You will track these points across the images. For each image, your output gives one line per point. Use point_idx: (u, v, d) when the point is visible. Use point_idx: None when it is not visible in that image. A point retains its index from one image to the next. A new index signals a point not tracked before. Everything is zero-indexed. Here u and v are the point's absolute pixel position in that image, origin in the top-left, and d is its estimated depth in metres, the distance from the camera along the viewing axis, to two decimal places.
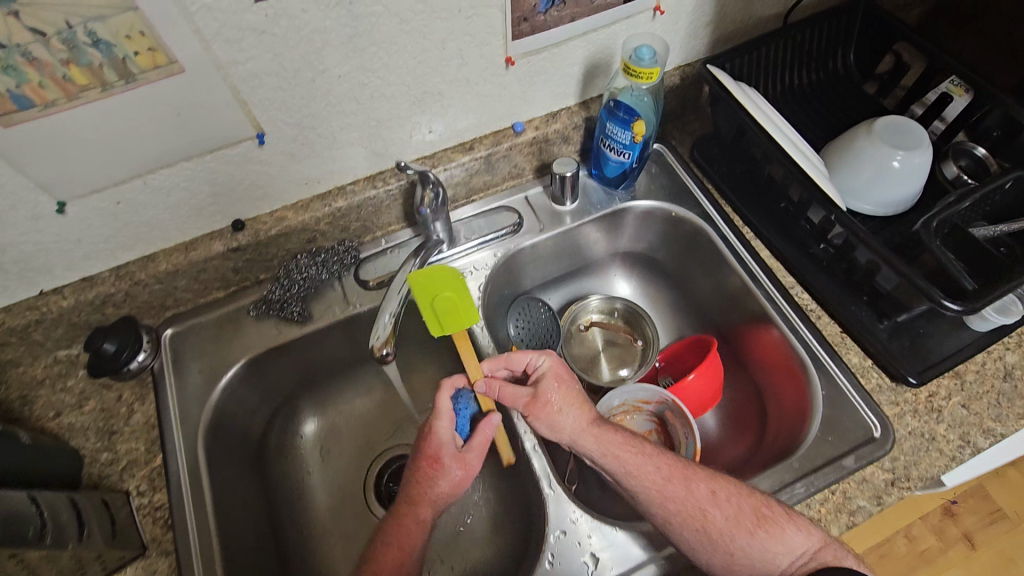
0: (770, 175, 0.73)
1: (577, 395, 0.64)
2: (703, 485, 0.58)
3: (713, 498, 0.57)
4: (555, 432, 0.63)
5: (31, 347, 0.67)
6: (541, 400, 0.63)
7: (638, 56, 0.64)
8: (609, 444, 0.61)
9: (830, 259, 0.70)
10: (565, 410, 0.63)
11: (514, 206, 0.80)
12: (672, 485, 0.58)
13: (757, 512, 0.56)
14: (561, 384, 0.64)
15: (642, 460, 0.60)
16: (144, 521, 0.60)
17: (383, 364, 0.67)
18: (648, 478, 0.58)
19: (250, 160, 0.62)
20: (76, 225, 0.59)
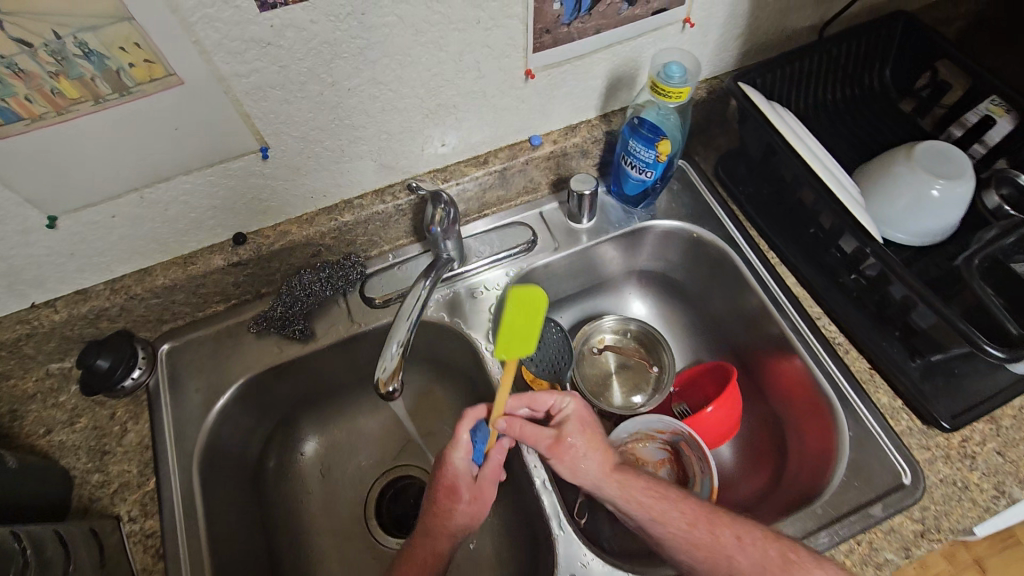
0: (799, 199, 0.69)
1: (600, 438, 0.62)
2: (727, 530, 0.56)
3: (736, 544, 0.55)
4: (577, 476, 0.60)
5: (22, 360, 0.64)
6: (566, 443, 0.60)
7: (667, 73, 0.60)
8: (631, 489, 0.59)
9: (860, 290, 0.67)
10: (589, 454, 0.60)
11: (528, 222, 0.76)
12: (695, 530, 0.56)
13: (782, 559, 0.53)
14: (584, 426, 0.62)
15: (665, 502, 0.58)
16: (134, 548, 0.58)
17: (387, 400, 0.55)
18: (672, 522, 0.57)
19: (253, 174, 0.58)
20: (69, 239, 0.56)
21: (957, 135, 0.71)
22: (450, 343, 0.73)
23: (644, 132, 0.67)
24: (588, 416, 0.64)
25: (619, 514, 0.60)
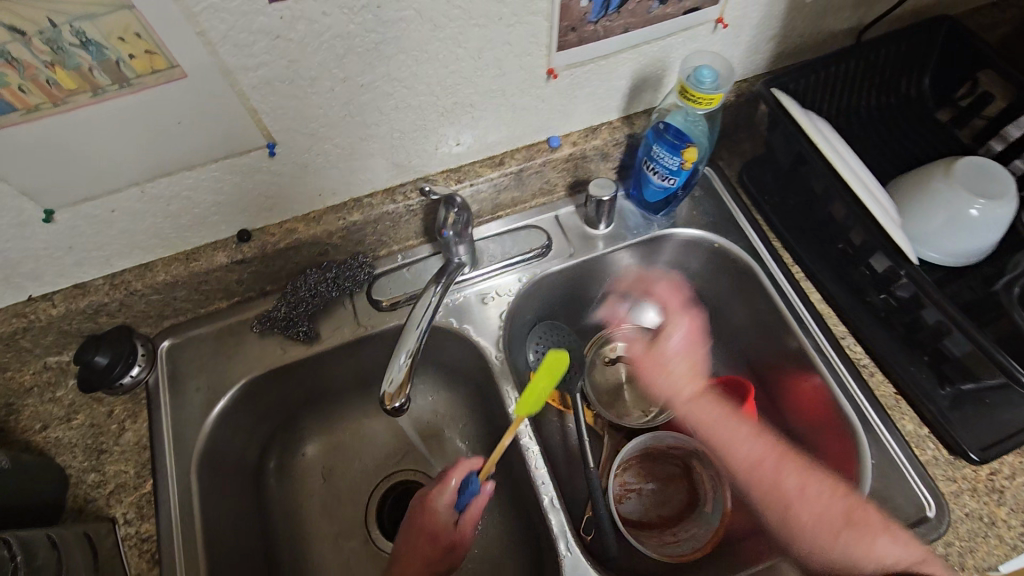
0: (829, 213, 0.66)
1: (690, 366, 0.73)
2: (799, 482, 0.60)
3: (799, 488, 0.60)
4: (654, 387, 0.73)
5: (19, 353, 0.62)
6: (660, 350, 0.74)
7: (698, 78, 0.59)
8: (702, 411, 0.68)
9: (889, 310, 0.63)
10: (678, 372, 0.73)
11: (543, 226, 0.74)
12: (758, 460, 0.63)
13: (850, 516, 0.56)
14: (683, 347, 0.74)
15: (739, 432, 0.65)
16: (129, 553, 0.56)
17: (394, 417, 0.53)
18: (745, 445, 0.64)
19: (259, 170, 0.56)
20: (66, 233, 0.54)
21: (998, 149, 0.68)
22: (458, 349, 0.71)
23: (669, 137, 0.64)
24: (697, 338, 0.75)
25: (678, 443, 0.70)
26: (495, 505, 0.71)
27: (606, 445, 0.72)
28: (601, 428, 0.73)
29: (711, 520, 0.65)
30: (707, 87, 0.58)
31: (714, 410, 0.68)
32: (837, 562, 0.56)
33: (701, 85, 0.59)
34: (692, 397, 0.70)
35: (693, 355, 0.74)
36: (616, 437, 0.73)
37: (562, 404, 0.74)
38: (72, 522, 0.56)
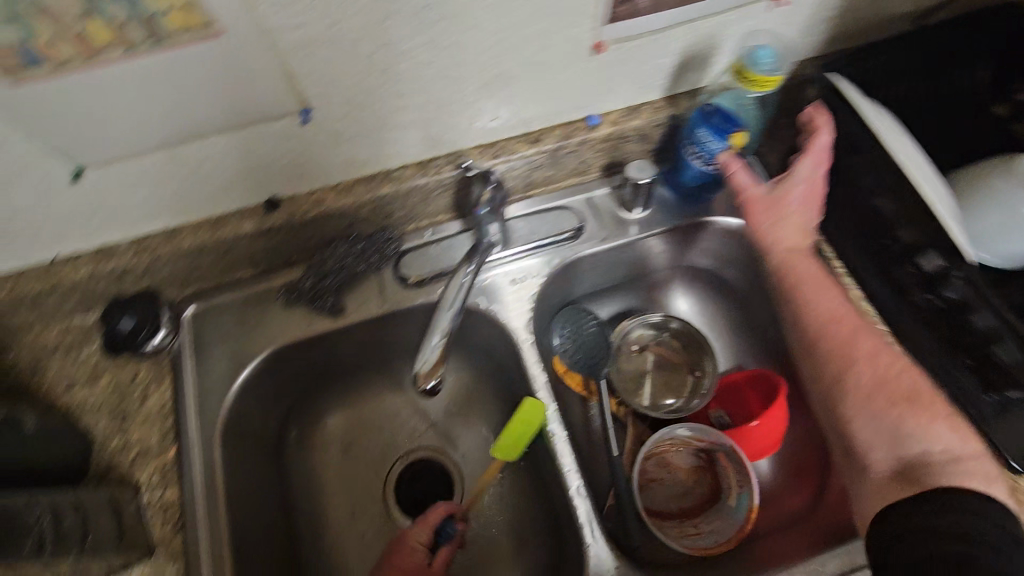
0: (877, 207, 0.63)
1: (807, 220, 0.66)
2: (872, 346, 0.60)
3: (879, 356, 0.60)
4: (766, 233, 0.66)
5: (43, 313, 0.61)
6: (783, 191, 0.65)
7: (756, 59, 0.58)
8: (795, 266, 0.65)
9: (934, 312, 0.60)
10: (790, 220, 0.66)
11: (575, 207, 0.71)
12: (845, 317, 0.62)
13: (917, 393, 0.57)
14: (806, 202, 0.65)
15: (831, 291, 0.64)
16: (154, 518, 0.56)
17: (428, 394, 0.61)
18: (830, 297, 0.64)
19: (291, 137, 0.54)
20: (94, 195, 0.53)
21: None
22: (484, 330, 0.69)
23: (721, 125, 0.62)
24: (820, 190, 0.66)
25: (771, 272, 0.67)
26: (517, 488, 0.70)
27: (629, 433, 0.71)
28: (626, 416, 0.72)
29: (734, 515, 0.64)
30: (765, 67, 0.58)
31: (808, 268, 0.65)
32: (886, 437, 0.57)
33: (758, 65, 0.58)
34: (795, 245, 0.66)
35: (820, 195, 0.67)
36: (639, 425, 0.72)
37: (585, 390, 0.72)
38: (96, 485, 0.56)
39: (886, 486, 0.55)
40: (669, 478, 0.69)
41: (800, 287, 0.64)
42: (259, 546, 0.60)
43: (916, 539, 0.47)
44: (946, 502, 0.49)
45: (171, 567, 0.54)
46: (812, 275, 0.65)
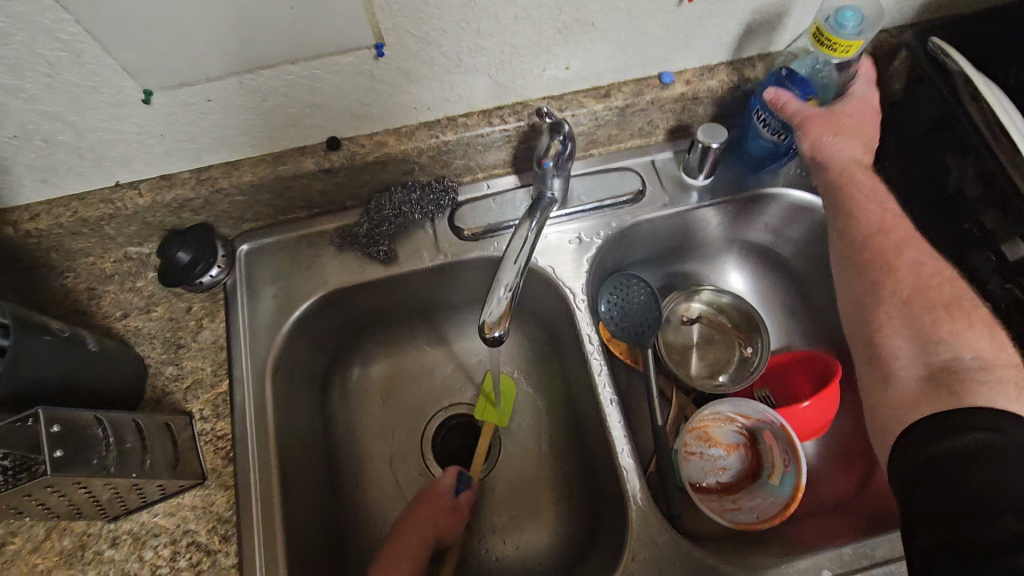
0: (960, 188, 0.60)
1: (867, 133, 0.59)
2: (918, 252, 0.55)
3: (925, 260, 0.54)
4: (824, 150, 0.59)
5: (102, 240, 0.62)
6: (843, 109, 0.59)
7: (839, 21, 0.52)
8: (851, 178, 0.58)
9: (1011, 302, 0.58)
10: (851, 134, 0.59)
11: (637, 169, 0.69)
12: (893, 225, 0.56)
13: (959, 299, 0.52)
14: (866, 117, 0.59)
15: (886, 202, 0.58)
16: (205, 448, 0.57)
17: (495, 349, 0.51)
18: (879, 203, 0.57)
19: (361, 73, 0.52)
20: (161, 120, 0.52)
21: None
22: (535, 289, 0.69)
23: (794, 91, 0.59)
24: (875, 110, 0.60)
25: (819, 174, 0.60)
26: (556, 449, 0.70)
27: (672, 405, 0.71)
28: (670, 390, 0.72)
29: (779, 492, 0.63)
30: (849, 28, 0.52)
31: (866, 183, 0.58)
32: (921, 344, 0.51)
33: (843, 28, 0.52)
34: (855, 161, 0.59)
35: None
36: (682, 397, 0.71)
37: (630, 359, 0.72)
38: (152, 411, 0.57)
39: (911, 395, 0.49)
40: (709, 453, 0.68)
41: (849, 189, 0.58)
42: (303, 483, 0.61)
43: (933, 472, 0.42)
44: (964, 424, 0.43)
45: (220, 496, 0.56)
46: (866, 184, 0.58)
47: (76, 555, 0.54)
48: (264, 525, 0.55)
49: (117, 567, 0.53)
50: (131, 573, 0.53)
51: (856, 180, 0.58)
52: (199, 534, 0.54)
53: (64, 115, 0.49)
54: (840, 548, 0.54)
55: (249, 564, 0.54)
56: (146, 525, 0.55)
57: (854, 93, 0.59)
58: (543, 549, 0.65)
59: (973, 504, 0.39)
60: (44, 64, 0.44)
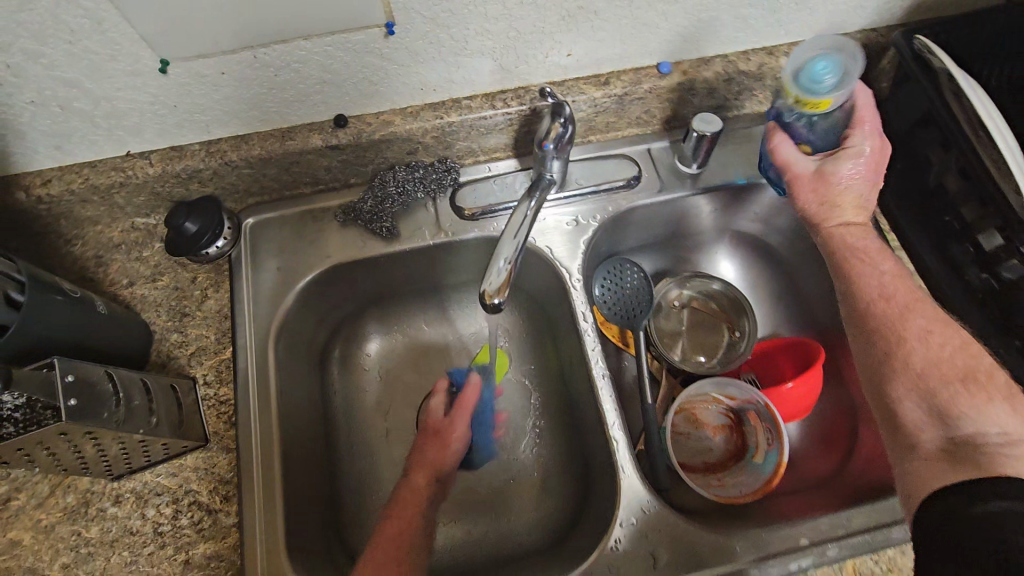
0: (941, 181, 0.63)
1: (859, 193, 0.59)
2: (936, 323, 0.54)
3: (936, 333, 0.53)
4: (809, 210, 0.60)
5: (111, 209, 0.64)
6: (833, 168, 0.59)
7: (814, 77, 0.53)
8: (847, 242, 0.59)
9: (987, 292, 0.61)
10: (840, 194, 0.59)
11: (633, 156, 0.72)
12: (906, 292, 0.56)
13: (975, 371, 0.51)
14: (860, 173, 0.58)
15: (894, 263, 0.58)
16: (208, 412, 0.59)
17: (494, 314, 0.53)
18: (880, 262, 0.58)
19: (370, 51, 0.54)
20: (175, 91, 0.53)
21: None
22: (531, 269, 0.71)
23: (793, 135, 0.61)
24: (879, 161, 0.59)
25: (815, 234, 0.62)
26: (547, 427, 0.72)
27: (661, 387, 0.73)
28: (660, 373, 0.74)
29: (761, 469, 0.66)
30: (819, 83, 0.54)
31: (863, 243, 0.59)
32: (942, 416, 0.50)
33: (818, 87, 0.54)
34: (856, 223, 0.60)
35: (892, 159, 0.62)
36: (671, 379, 0.74)
37: (621, 342, 0.74)
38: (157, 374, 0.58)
39: (930, 463, 0.49)
40: (695, 433, 0.71)
41: (855, 255, 0.58)
42: (302, 450, 0.63)
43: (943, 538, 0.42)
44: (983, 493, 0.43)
45: (222, 458, 0.58)
46: (867, 248, 0.59)
47: (78, 512, 0.55)
48: (264, 488, 0.57)
49: (119, 524, 0.55)
50: (133, 530, 0.55)
51: (859, 244, 0.59)
52: (200, 494, 0.56)
53: (81, 81, 0.50)
54: (818, 520, 0.56)
55: (248, 523, 0.55)
56: (148, 484, 0.56)
57: (849, 145, 0.58)
58: (532, 522, 0.67)
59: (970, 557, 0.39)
60: (66, 31, 0.46)
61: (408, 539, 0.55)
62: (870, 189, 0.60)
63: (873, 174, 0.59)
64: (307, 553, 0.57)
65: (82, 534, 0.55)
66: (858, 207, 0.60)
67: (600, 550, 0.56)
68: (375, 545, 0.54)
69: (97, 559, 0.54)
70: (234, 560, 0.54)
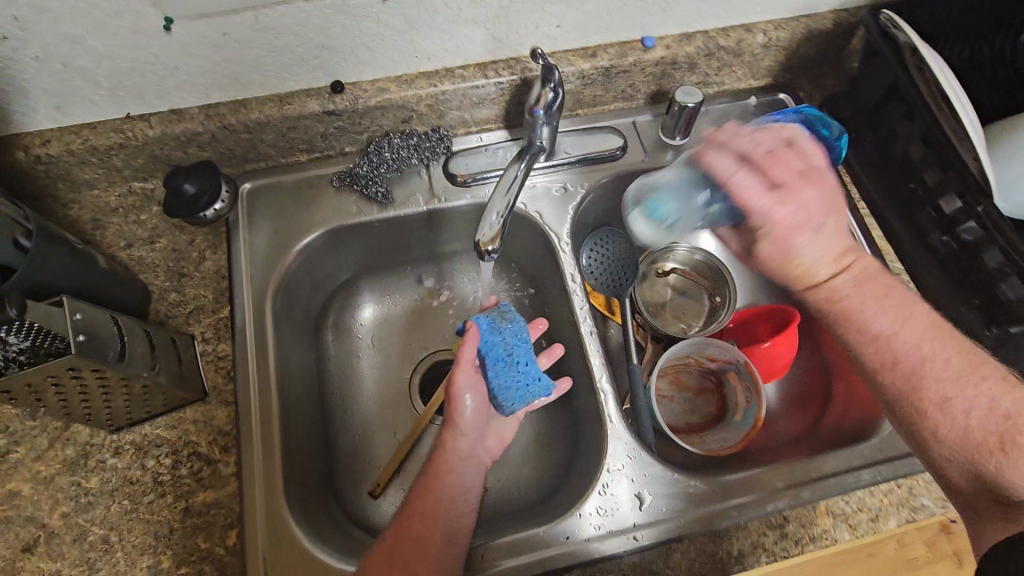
0: (906, 151, 0.67)
1: (804, 257, 0.62)
2: (959, 384, 0.54)
3: (960, 396, 0.53)
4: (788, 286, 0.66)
5: (109, 172, 0.64)
6: (761, 252, 0.64)
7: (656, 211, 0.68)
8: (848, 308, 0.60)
9: (949, 254, 0.65)
10: (791, 266, 0.63)
11: (619, 128, 0.75)
12: (923, 355, 0.56)
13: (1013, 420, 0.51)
14: (784, 242, 0.62)
15: (904, 302, 0.59)
16: (207, 366, 0.61)
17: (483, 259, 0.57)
18: (882, 322, 0.58)
19: (369, 16, 0.56)
20: (178, 51, 0.55)
21: None
22: (521, 235, 0.74)
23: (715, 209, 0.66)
24: (793, 222, 0.61)
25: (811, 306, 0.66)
26: None
27: (645, 352, 0.76)
28: (644, 340, 0.77)
29: (741, 425, 0.69)
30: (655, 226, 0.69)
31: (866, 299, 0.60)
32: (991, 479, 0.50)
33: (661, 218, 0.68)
34: (835, 270, 0.62)
35: (819, 187, 0.62)
36: (655, 345, 0.77)
37: (608, 310, 0.76)
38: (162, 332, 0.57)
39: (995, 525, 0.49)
40: (678, 397, 0.74)
41: (858, 321, 0.59)
42: (297, 407, 0.65)
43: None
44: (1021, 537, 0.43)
45: (221, 411, 0.59)
46: (865, 312, 0.59)
47: (78, 463, 0.57)
48: (263, 439, 0.59)
49: (119, 475, 0.56)
50: (133, 479, 0.56)
51: (863, 304, 0.60)
52: (199, 445, 0.58)
53: (84, 38, 0.51)
54: (793, 466, 0.59)
55: (248, 472, 0.57)
56: (148, 436, 0.58)
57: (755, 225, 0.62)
58: (522, 480, 0.69)
59: None
60: None
61: (440, 496, 0.55)
62: (823, 238, 0.62)
63: (796, 233, 0.61)
64: (304, 504, 0.59)
65: (82, 485, 0.56)
66: (821, 262, 0.62)
67: (590, 493, 0.59)
68: (402, 518, 0.54)
69: (98, 508, 0.55)
70: (233, 508, 0.56)
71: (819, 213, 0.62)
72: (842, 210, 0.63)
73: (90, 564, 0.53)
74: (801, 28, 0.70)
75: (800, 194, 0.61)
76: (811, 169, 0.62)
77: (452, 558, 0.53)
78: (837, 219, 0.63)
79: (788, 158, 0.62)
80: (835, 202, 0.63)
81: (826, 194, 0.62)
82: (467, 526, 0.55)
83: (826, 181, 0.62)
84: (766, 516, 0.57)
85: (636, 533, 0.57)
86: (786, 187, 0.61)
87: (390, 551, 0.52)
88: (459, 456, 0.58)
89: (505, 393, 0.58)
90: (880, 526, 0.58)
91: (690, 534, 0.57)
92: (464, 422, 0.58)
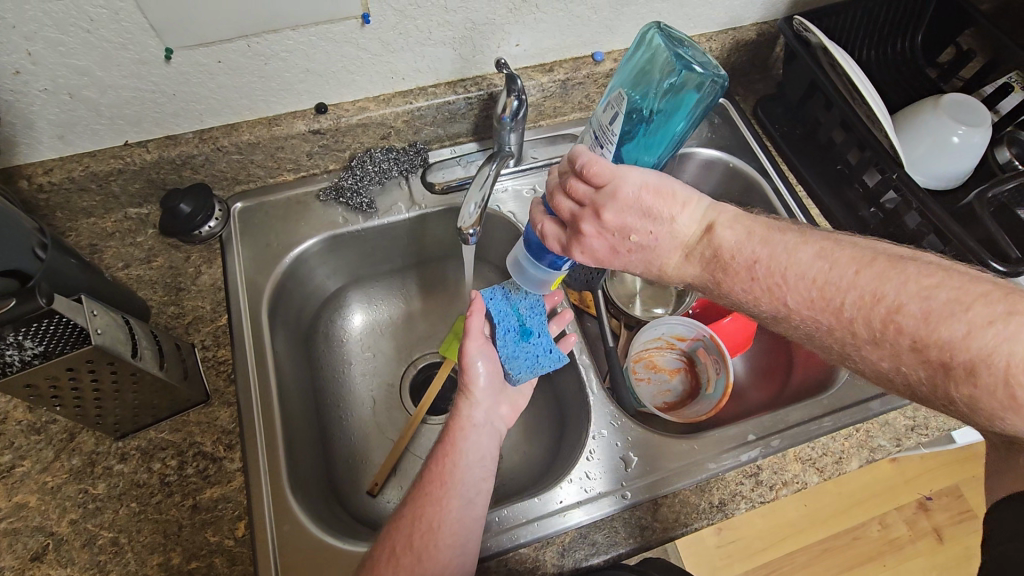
0: (830, 137, 0.77)
1: (637, 261, 0.54)
2: (877, 342, 0.47)
3: (880, 352, 0.47)
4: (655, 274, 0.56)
5: (106, 198, 0.69)
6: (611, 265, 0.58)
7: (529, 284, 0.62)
8: (755, 246, 0.51)
9: (876, 223, 0.74)
10: (634, 269, 0.55)
11: (580, 135, 0.82)
12: (827, 326, 0.49)
13: (952, 363, 0.43)
14: (608, 258, 0.54)
15: (776, 258, 0.50)
16: (208, 371, 0.64)
17: (462, 241, 0.64)
18: (771, 307, 0.51)
19: (349, 41, 0.62)
20: (176, 79, 0.60)
21: (989, 92, 0.75)
22: (498, 234, 0.80)
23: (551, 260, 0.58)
24: (602, 245, 0.53)
25: (762, 288, 0.51)
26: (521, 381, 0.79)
27: (620, 339, 0.81)
28: (618, 327, 0.81)
29: (713, 397, 0.74)
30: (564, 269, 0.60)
31: (735, 276, 0.52)
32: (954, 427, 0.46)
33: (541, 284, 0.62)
34: (694, 270, 0.54)
35: (612, 213, 0.51)
36: (629, 332, 0.81)
37: (583, 304, 0.79)
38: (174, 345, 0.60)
39: None
40: (655, 378, 0.78)
41: (755, 306, 0.52)
42: (296, 405, 0.68)
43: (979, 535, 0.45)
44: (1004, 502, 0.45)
45: (224, 411, 0.62)
46: (748, 296, 0.52)
47: (84, 472, 0.58)
48: (267, 435, 0.61)
49: (125, 479, 0.58)
50: (141, 482, 0.58)
51: (739, 290, 0.52)
52: (204, 444, 0.60)
53: (91, 69, 0.56)
54: (761, 418, 0.65)
55: (254, 467, 0.59)
56: (153, 440, 0.60)
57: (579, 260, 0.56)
58: (516, 465, 0.73)
59: (998, 562, 0.42)
60: (86, 20, 0.52)
61: (456, 462, 0.57)
62: (648, 253, 0.54)
63: (615, 251, 0.53)
64: (308, 498, 0.62)
65: (88, 492, 0.57)
66: (671, 259, 0.54)
67: (579, 458, 0.63)
68: (419, 497, 0.56)
69: (105, 512, 0.56)
70: (240, 500, 0.58)
71: (632, 237, 0.52)
72: (670, 202, 0.52)
73: (100, 567, 0.54)
74: (729, 39, 0.80)
75: (590, 234, 0.52)
76: (600, 199, 0.51)
77: (468, 524, 0.54)
78: (667, 220, 0.52)
79: (573, 193, 0.53)
80: (653, 209, 0.51)
81: (631, 221, 0.51)
82: (485, 488, 0.57)
83: (624, 197, 0.50)
84: (741, 466, 0.62)
85: (624, 491, 0.61)
86: (579, 234, 0.53)
87: (408, 529, 0.54)
88: (472, 424, 0.60)
89: (512, 362, 0.60)
90: (844, 467, 0.64)
91: (676, 488, 0.61)
92: (478, 390, 0.61)
